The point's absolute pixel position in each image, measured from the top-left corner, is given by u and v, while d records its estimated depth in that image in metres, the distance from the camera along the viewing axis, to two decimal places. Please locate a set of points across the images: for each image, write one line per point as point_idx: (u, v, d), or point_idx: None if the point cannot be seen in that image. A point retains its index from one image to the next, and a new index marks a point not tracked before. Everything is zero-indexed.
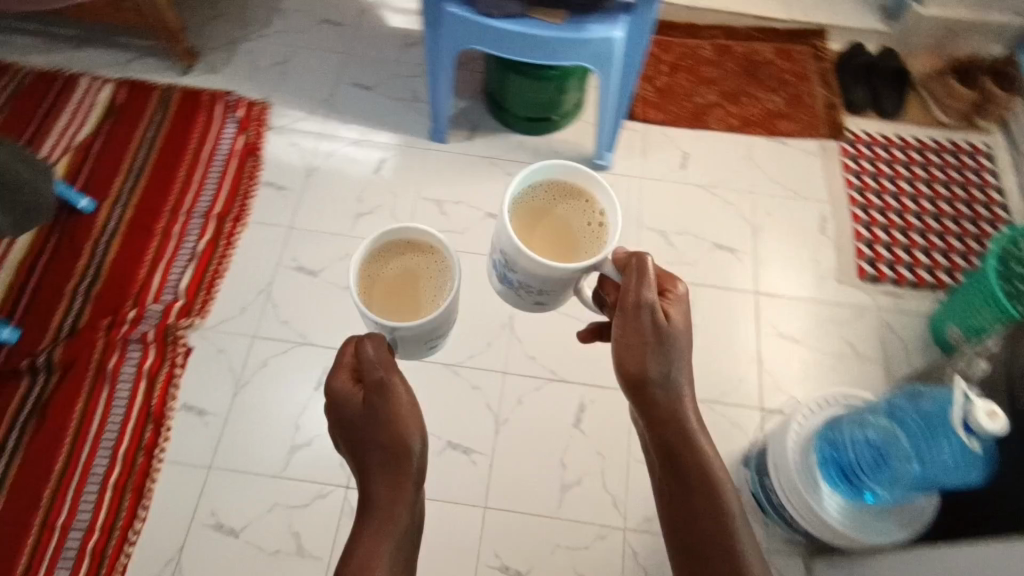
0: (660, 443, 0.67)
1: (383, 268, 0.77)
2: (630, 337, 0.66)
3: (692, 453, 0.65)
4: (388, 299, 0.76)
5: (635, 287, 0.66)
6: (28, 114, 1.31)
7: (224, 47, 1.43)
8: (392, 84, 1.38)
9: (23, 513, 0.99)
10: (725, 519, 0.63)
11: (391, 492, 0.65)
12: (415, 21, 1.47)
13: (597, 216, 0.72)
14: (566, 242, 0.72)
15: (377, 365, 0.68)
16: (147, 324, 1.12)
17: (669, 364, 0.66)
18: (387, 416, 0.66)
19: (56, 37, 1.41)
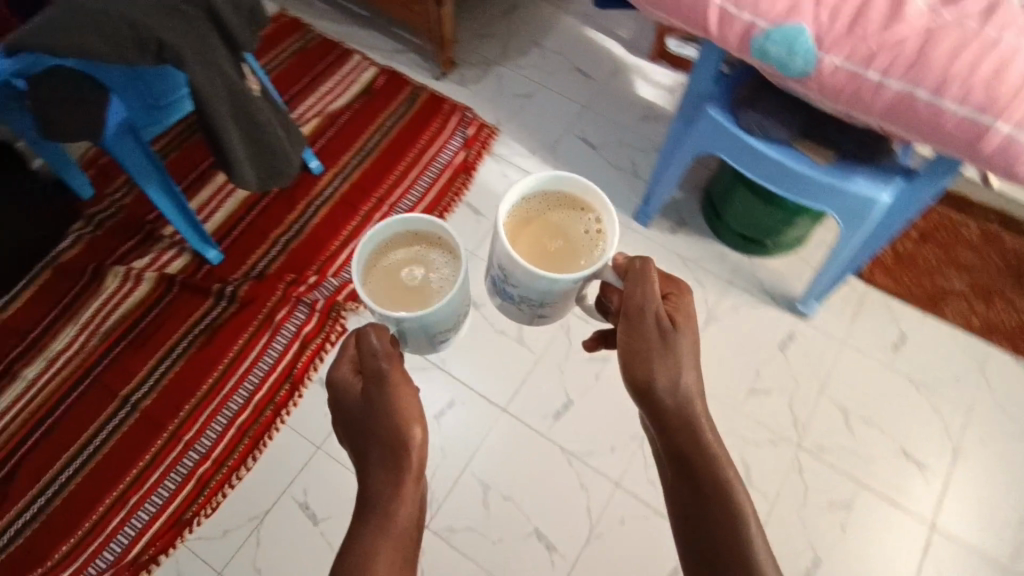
0: (673, 447, 0.64)
1: (390, 258, 0.76)
2: (637, 340, 0.64)
3: (702, 451, 0.62)
4: (392, 289, 0.75)
5: (638, 291, 0.64)
6: (302, 71, 1.46)
7: (481, 65, 1.51)
8: (617, 149, 1.37)
9: (162, 416, 1.10)
10: (742, 530, 0.58)
11: (390, 485, 0.59)
12: (662, 96, 1.45)
13: (595, 225, 0.71)
14: (560, 253, 0.70)
15: (379, 355, 0.64)
16: (320, 293, 1.20)
17: (678, 364, 0.63)
18: (387, 406, 0.61)
19: (348, 13, 1.57)
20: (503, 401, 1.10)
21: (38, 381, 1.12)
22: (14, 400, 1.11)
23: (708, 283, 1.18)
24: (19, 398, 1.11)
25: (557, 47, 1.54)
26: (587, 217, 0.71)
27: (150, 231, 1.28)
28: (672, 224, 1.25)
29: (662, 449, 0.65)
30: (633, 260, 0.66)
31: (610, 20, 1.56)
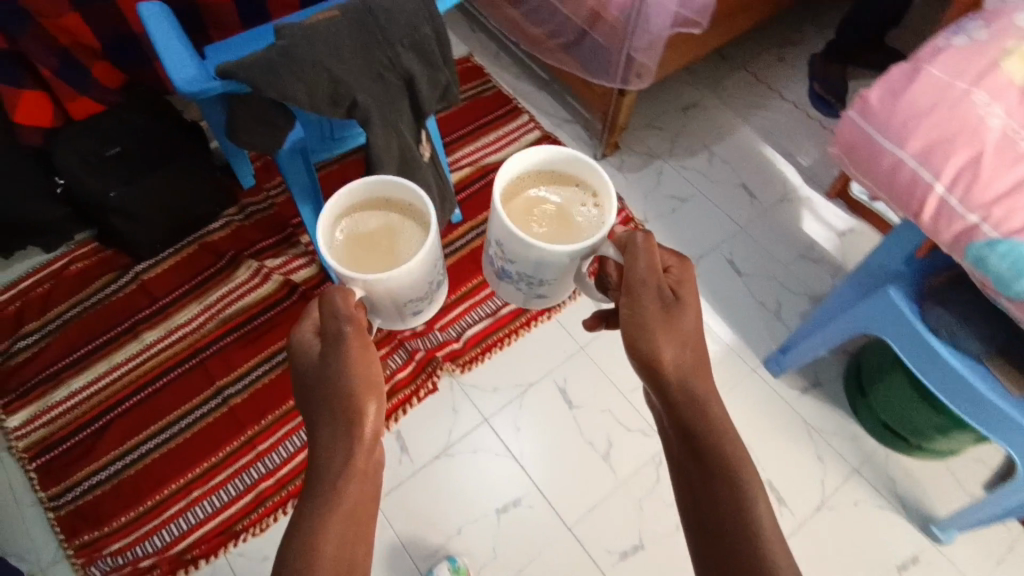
0: (683, 429, 0.63)
1: (362, 222, 0.74)
2: (641, 313, 0.64)
3: (709, 434, 0.61)
4: (361, 252, 0.72)
5: (640, 267, 0.64)
6: (470, 117, 1.49)
7: (645, 155, 1.47)
8: (763, 282, 1.28)
9: (246, 419, 1.12)
10: (750, 513, 0.57)
11: (340, 447, 0.62)
12: (829, 237, 1.34)
13: (590, 202, 0.72)
14: (556, 230, 0.72)
15: (340, 316, 0.64)
16: (422, 344, 1.19)
17: (683, 330, 0.64)
18: (340, 369, 0.63)
19: (529, 71, 1.59)
20: (570, 520, 1.05)
21: (153, 346, 1.19)
22: (126, 359, 1.17)
23: (828, 464, 1.07)
24: (131, 358, 1.17)
25: (727, 156, 1.47)
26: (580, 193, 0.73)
27: (291, 234, 1.34)
28: (805, 383, 1.15)
29: (670, 433, 0.65)
30: (631, 235, 0.66)
31: (791, 144, 1.48)
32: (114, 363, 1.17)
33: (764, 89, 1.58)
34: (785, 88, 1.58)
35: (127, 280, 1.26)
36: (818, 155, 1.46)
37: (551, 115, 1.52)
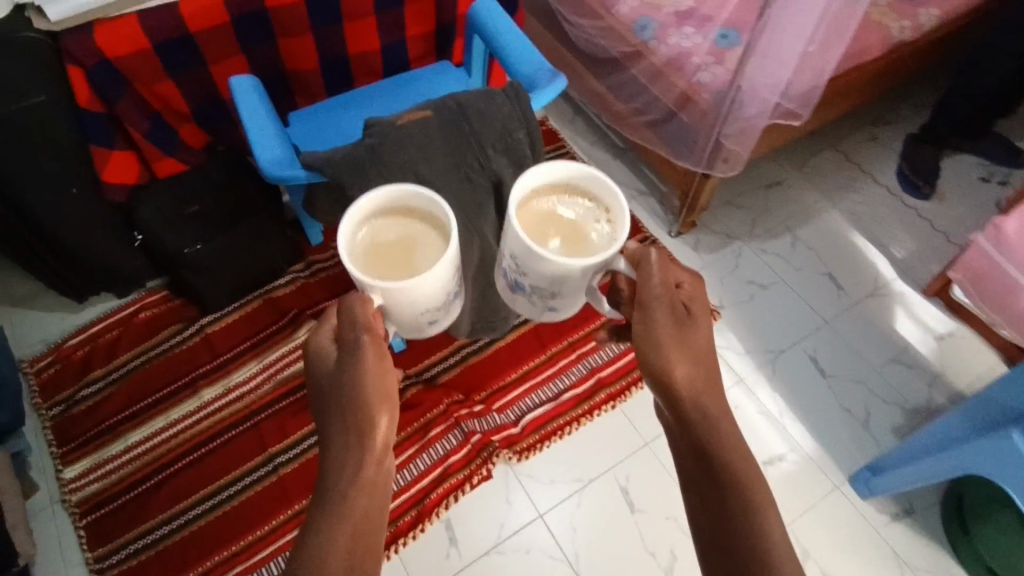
0: (689, 445, 0.61)
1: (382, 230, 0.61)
2: (655, 332, 0.59)
3: (720, 448, 0.59)
4: (380, 263, 0.60)
5: (654, 286, 0.58)
6: None
7: (721, 235, 1.40)
8: (849, 387, 1.18)
9: (296, 491, 1.10)
10: (758, 525, 0.55)
11: (348, 469, 0.58)
12: (924, 341, 1.25)
13: (607, 216, 0.61)
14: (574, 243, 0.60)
15: (359, 323, 0.58)
16: (478, 425, 1.14)
17: (693, 335, 0.60)
18: (354, 377, 0.59)
19: (604, 138, 1.54)
20: None
21: (210, 404, 1.18)
22: (183, 416, 1.17)
23: None
24: (188, 416, 1.17)
25: (812, 241, 1.38)
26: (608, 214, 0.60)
27: None
28: (897, 510, 1.06)
29: (682, 448, 0.62)
30: (643, 251, 0.59)
31: (884, 232, 1.39)
32: (171, 419, 1.16)
33: (854, 171, 1.49)
34: (878, 170, 1.49)
35: (192, 331, 1.27)
36: (913, 247, 1.36)
37: (626, 186, 1.47)
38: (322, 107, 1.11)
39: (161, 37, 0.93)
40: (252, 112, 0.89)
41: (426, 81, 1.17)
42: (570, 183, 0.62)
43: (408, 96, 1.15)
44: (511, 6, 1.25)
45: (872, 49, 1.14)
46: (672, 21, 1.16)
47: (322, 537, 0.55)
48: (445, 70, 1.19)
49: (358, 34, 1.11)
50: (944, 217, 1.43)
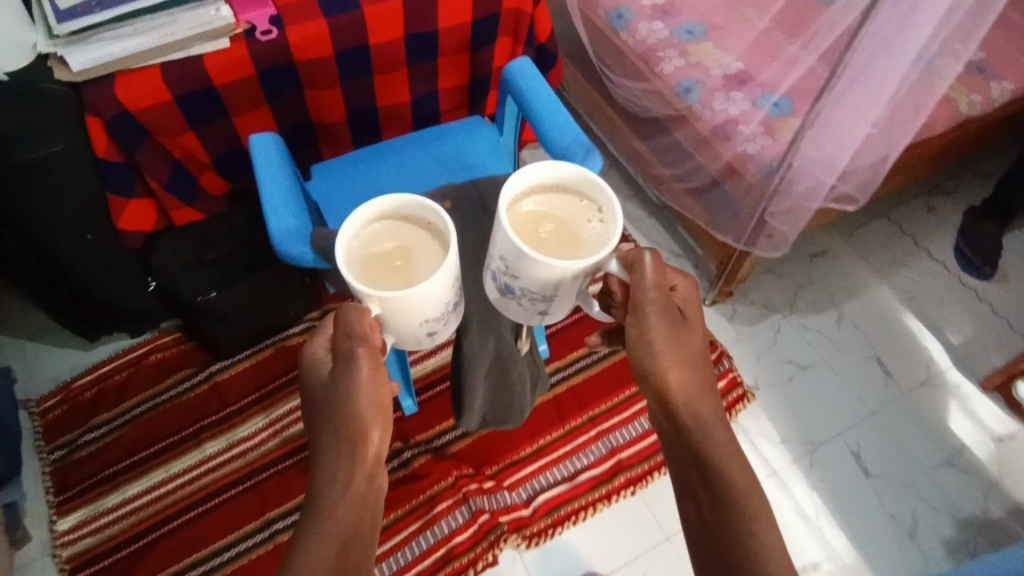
0: (677, 443, 0.66)
1: (381, 240, 0.64)
2: (649, 336, 0.63)
3: (712, 452, 0.63)
4: (380, 271, 0.63)
5: (649, 289, 0.63)
6: None
7: (760, 306, 1.31)
8: (894, 490, 1.10)
9: None
10: (747, 522, 0.60)
11: (340, 475, 0.63)
12: (981, 442, 1.14)
13: (596, 217, 0.63)
14: (565, 244, 0.62)
15: (357, 334, 0.62)
16: (487, 503, 1.08)
17: (686, 337, 0.65)
18: (347, 393, 0.63)
19: (639, 195, 1.47)
20: None
21: (212, 459, 1.14)
22: (183, 470, 1.13)
23: None
24: (188, 470, 1.13)
25: (860, 319, 1.28)
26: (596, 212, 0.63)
27: None
28: None
29: (676, 448, 0.66)
30: (637, 255, 0.63)
31: (939, 314, 1.29)
32: (171, 472, 1.13)
33: (908, 243, 1.39)
34: (935, 245, 1.38)
35: (201, 378, 1.23)
36: (970, 332, 1.26)
37: (661, 246, 1.38)
38: (347, 161, 1.08)
39: (183, 89, 0.90)
40: (270, 174, 0.85)
41: (457, 136, 1.13)
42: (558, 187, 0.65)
43: (435, 152, 1.11)
44: (548, 61, 1.20)
45: (937, 124, 1.06)
46: (720, 87, 1.11)
47: (314, 532, 0.60)
48: (477, 124, 1.14)
49: (389, 87, 1.07)
50: (1007, 301, 1.32)
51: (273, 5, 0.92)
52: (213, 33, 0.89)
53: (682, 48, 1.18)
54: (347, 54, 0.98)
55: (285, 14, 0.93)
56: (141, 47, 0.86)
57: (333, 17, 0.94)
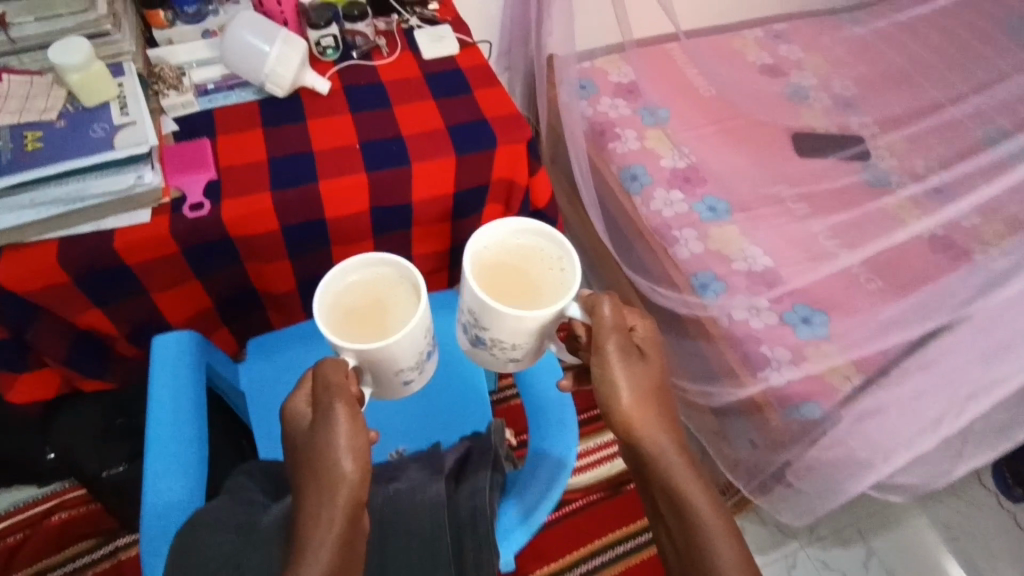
0: (644, 476, 0.61)
1: (346, 300, 0.57)
2: (614, 387, 0.57)
3: (671, 479, 0.59)
4: (354, 329, 0.56)
5: (605, 332, 0.56)
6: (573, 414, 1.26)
7: (773, 527, 1.24)
8: None
9: None
10: (713, 557, 0.56)
11: (319, 517, 0.53)
12: None
13: (561, 262, 0.56)
14: (538, 287, 0.55)
15: (335, 391, 0.54)
16: None
17: (641, 365, 0.59)
18: (327, 439, 0.54)
19: None
20: None
21: None
22: None
23: None
24: None
25: (890, 560, 1.22)
26: (553, 250, 0.56)
27: None
28: None
29: (641, 478, 0.61)
30: (595, 297, 0.56)
31: (988, 564, 1.24)
32: None
33: None
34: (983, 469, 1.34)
35: (103, 554, 1.05)
36: None
37: None
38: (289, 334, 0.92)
39: (83, 269, 0.74)
40: (164, 387, 0.70)
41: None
42: (521, 235, 0.58)
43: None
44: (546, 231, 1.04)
45: None
46: (742, 288, 0.95)
47: None
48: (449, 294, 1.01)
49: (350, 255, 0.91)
50: None
51: (211, 172, 0.79)
52: (134, 202, 0.75)
53: (702, 228, 1.03)
54: (297, 227, 0.83)
55: (226, 182, 0.80)
56: (39, 219, 0.72)
57: (281, 190, 0.79)
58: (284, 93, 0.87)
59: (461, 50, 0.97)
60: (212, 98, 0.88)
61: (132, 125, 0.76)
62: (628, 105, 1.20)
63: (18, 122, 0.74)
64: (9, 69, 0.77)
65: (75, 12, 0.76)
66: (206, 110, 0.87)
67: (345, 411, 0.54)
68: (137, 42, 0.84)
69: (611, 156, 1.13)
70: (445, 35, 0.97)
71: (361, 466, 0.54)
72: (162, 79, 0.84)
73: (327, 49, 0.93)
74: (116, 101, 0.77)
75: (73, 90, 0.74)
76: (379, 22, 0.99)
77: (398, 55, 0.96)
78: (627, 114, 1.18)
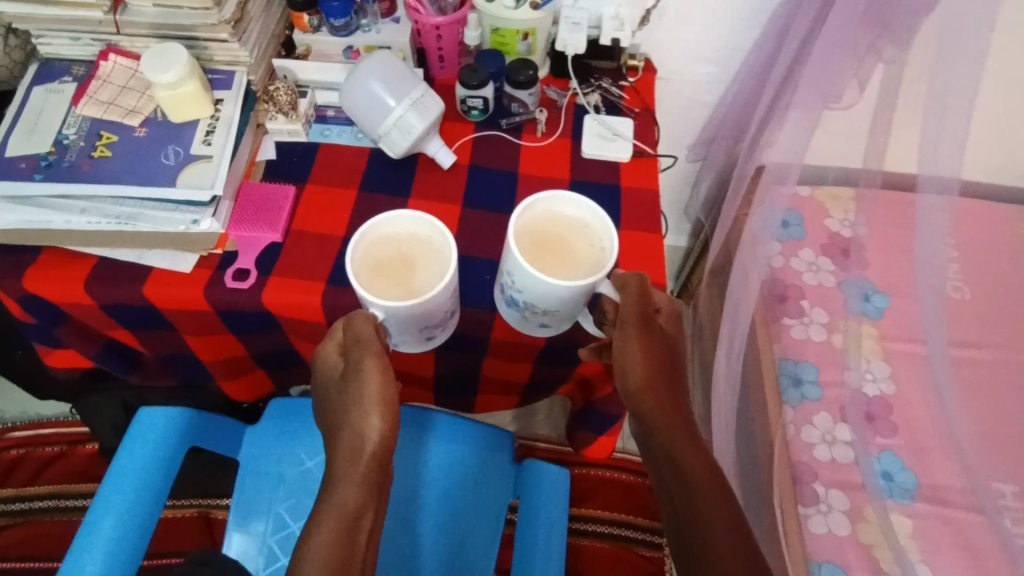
0: (653, 443, 0.59)
1: (398, 259, 0.60)
2: (632, 357, 0.58)
3: (682, 447, 0.57)
4: (409, 279, 0.59)
5: (630, 317, 0.58)
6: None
7: None
8: None
9: None
10: (714, 522, 0.53)
11: (349, 464, 0.58)
12: None
13: (597, 243, 0.57)
14: (574, 260, 0.57)
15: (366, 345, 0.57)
16: None
17: (666, 344, 0.60)
18: (357, 395, 0.58)
19: None
20: None
21: None
22: None
23: None
24: None
25: None
26: (587, 229, 0.58)
27: None
28: None
29: (650, 452, 0.59)
30: (624, 276, 0.59)
31: None
32: None
33: None
34: None
35: None
36: None
37: None
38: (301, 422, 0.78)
39: (111, 302, 0.65)
40: (154, 436, 0.64)
41: (457, 452, 0.85)
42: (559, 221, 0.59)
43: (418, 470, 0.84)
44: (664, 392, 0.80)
45: None
46: None
47: (322, 515, 0.56)
48: (490, 448, 0.85)
49: (408, 361, 0.75)
50: None
51: (276, 237, 0.66)
52: (182, 243, 0.65)
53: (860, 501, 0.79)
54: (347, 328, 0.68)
55: (287, 252, 0.67)
56: (81, 232, 0.64)
57: (339, 288, 0.65)
58: (396, 155, 0.71)
59: (630, 159, 0.74)
60: (326, 130, 0.75)
61: (206, 160, 0.64)
62: (833, 271, 0.90)
63: (102, 116, 0.65)
64: (119, 49, 0.68)
65: (195, 9, 0.64)
66: (312, 149, 0.74)
67: (373, 368, 0.56)
68: (265, 45, 0.72)
69: (779, 337, 0.86)
70: (621, 134, 0.75)
71: (387, 420, 0.58)
72: (276, 103, 0.71)
73: (471, 110, 0.75)
74: (206, 121, 0.66)
75: (161, 104, 0.64)
76: (550, 90, 0.78)
77: (553, 141, 0.76)
78: (826, 285, 0.89)
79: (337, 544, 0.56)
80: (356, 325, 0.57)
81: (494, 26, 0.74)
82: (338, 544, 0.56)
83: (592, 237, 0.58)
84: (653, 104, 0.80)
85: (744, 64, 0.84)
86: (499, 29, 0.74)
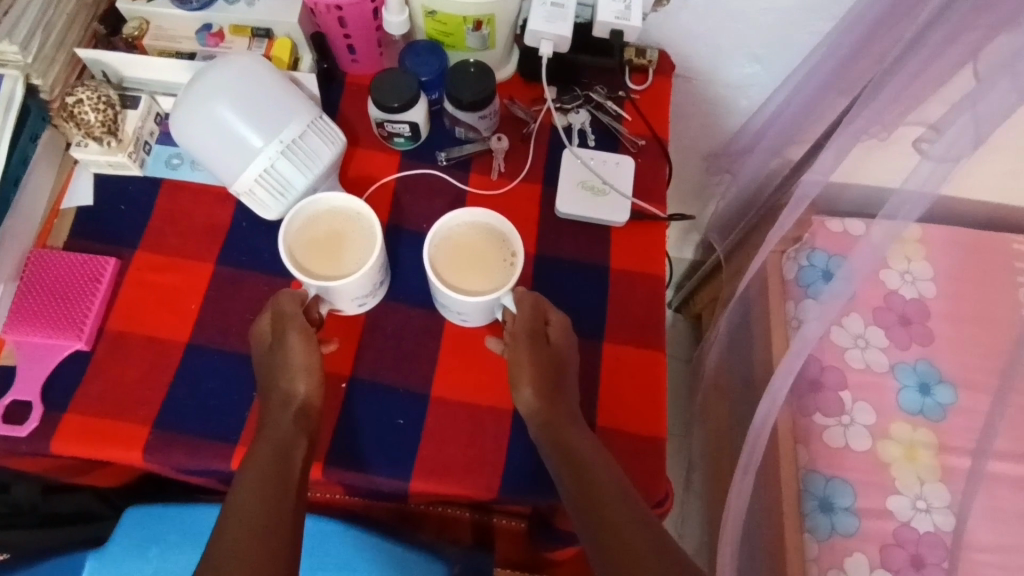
0: (569, 460, 0.39)
1: (308, 230, 0.43)
2: (521, 367, 0.42)
3: (603, 467, 0.39)
4: (320, 264, 0.42)
5: (519, 335, 0.43)
6: None
7: None
8: None
9: None
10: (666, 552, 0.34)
11: (268, 429, 0.40)
12: None
13: (511, 257, 0.43)
14: (483, 267, 0.43)
15: (287, 321, 0.42)
16: None
17: (565, 361, 0.44)
18: (275, 356, 0.42)
19: None
20: None
21: None
22: None
23: None
24: None
25: None
26: (513, 241, 0.43)
27: None
28: None
29: (564, 476, 0.39)
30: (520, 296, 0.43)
31: None
32: None
33: None
34: None
35: None
36: None
37: None
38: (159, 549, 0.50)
39: None
40: None
41: None
42: (487, 229, 0.44)
43: None
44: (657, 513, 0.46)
45: None
46: None
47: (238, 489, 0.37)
48: None
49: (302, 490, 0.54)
50: None
51: (79, 346, 0.44)
52: None
53: None
54: (193, 475, 0.46)
55: (97, 369, 0.44)
56: None
57: (172, 435, 0.43)
58: (273, 216, 0.46)
59: (627, 223, 0.51)
60: (175, 157, 0.50)
61: None
62: (886, 347, 0.68)
63: None
64: None
65: None
66: (150, 190, 0.49)
67: (296, 338, 0.41)
68: (59, 25, 0.46)
69: (807, 439, 0.65)
70: (615, 184, 0.51)
71: (319, 384, 0.42)
72: (81, 123, 0.45)
73: (396, 136, 0.50)
74: None
75: None
76: (515, 105, 0.53)
77: (517, 186, 0.51)
78: (876, 368, 0.67)
79: (266, 488, 0.37)
80: (278, 302, 0.42)
81: (428, 8, 0.47)
82: (266, 482, 0.37)
83: (507, 251, 0.43)
84: (665, 129, 0.55)
85: (800, 66, 0.58)
86: (435, 13, 0.47)
